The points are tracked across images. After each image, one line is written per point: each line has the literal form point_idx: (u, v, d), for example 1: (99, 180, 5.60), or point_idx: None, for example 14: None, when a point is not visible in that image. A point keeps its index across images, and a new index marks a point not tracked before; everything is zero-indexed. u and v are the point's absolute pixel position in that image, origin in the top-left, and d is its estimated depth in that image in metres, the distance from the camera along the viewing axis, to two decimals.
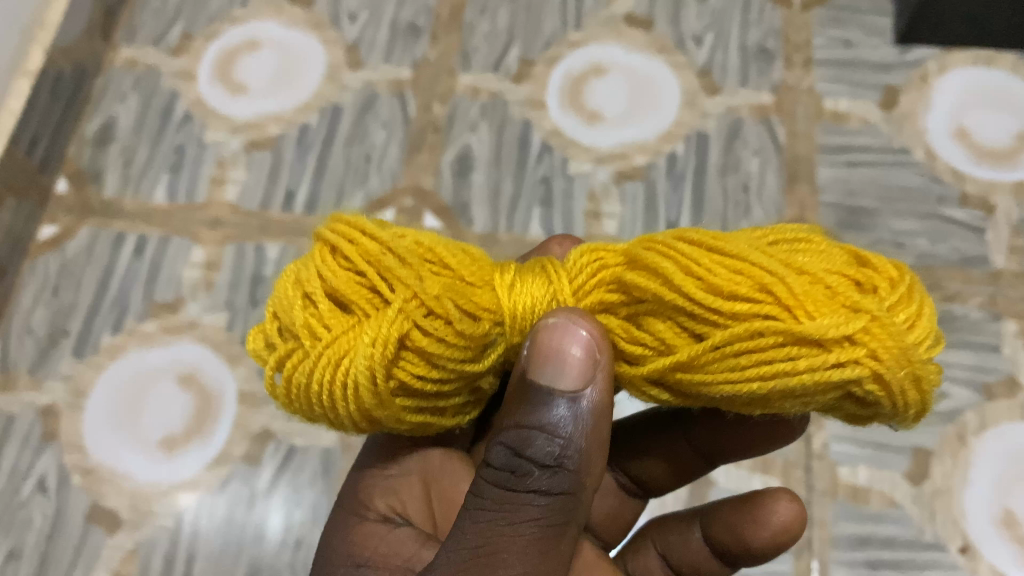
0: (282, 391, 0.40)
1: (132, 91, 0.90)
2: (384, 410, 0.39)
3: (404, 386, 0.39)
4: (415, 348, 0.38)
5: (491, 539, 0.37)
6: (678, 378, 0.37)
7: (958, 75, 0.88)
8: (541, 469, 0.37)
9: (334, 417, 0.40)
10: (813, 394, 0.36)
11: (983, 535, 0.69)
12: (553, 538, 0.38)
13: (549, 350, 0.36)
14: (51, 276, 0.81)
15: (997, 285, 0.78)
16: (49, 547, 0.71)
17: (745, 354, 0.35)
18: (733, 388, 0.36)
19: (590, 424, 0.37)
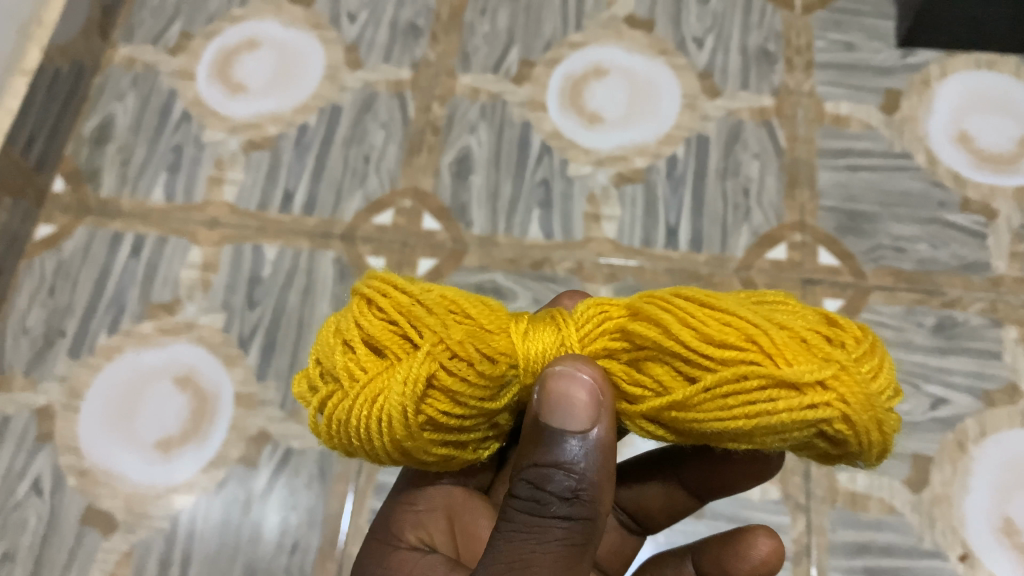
0: (323, 429, 0.40)
1: (130, 90, 0.90)
2: (416, 445, 0.39)
3: (435, 422, 0.38)
4: (442, 386, 0.38)
5: (523, 556, 0.37)
6: (673, 417, 0.37)
7: (959, 79, 0.88)
8: (560, 500, 0.37)
9: (369, 452, 0.39)
10: (793, 434, 0.36)
11: (982, 543, 0.68)
12: (576, 558, 0.37)
13: (556, 395, 0.36)
14: (47, 276, 0.81)
15: (998, 291, 0.78)
16: (43, 549, 0.70)
17: (732, 395, 0.35)
18: (721, 427, 0.36)
19: (603, 455, 0.37)
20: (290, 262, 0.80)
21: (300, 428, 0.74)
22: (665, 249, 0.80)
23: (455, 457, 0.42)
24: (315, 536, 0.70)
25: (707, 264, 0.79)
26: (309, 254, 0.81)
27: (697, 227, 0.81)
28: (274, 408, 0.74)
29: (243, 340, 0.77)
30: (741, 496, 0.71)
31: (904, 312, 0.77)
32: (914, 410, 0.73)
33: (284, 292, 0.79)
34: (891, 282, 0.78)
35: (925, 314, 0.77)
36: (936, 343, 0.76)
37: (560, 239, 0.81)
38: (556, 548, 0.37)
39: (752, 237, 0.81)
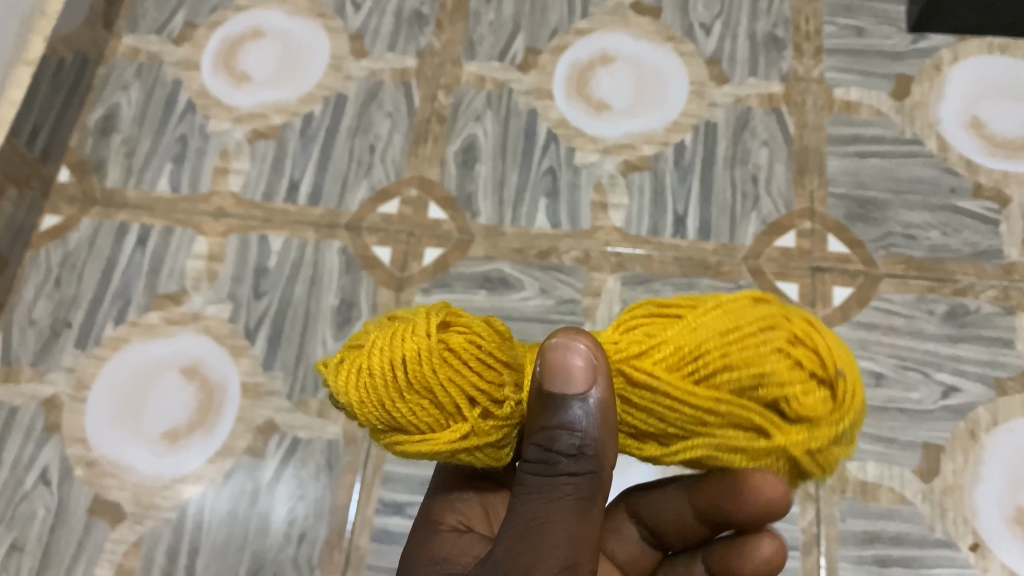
0: (339, 378, 0.40)
1: (135, 80, 0.90)
2: (431, 374, 0.38)
3: (450, 357, 0.39)
4: (459, 330, 0.40)
5: (537, 515, 0.39)
6: (666, 349, 0.38)
7: (972, 64, 0.87)
8: (567, 458, 0.38)
9: (381, 386, 0.38)
10: (773, 341, 0.38)
11: (995, 533, 0.68)
12: (588, 509, 0.39)
13: (556, 363, 0.37)
14: (53, 268, 0.80)
15: (1011, 279, 0.77)
16: (51, 540, 0.71)
17: (709, 316, 0.39)
18: (708, 342, 0.38)
19: (603, 417, 0.38)
20: (296, 253, 0.80)
21: (306, 419, 0.73)
22: (673, 238, 0.80)
23: (461, 426, 0.39)
24: (323, 527, 0.70)
25: (716, 253, 0.79)
26: (315, 245, 0.80)
27: (705, 216, 0.80)
28: (282, 399, 0.74)
29: (249, 331, 0.77)
30: None
31: (915, 301, 0.76)
32: (925, 399, 0.73)
33: (290, 283, 0.79)
34: (902, 270, 0.78)
35: (936, 302, 0.76)
36: (947, 331, 0.75)
37: (567, 229, 0.80)
38: (567, 503, 0.39)
39: (761, 225, 0.80)
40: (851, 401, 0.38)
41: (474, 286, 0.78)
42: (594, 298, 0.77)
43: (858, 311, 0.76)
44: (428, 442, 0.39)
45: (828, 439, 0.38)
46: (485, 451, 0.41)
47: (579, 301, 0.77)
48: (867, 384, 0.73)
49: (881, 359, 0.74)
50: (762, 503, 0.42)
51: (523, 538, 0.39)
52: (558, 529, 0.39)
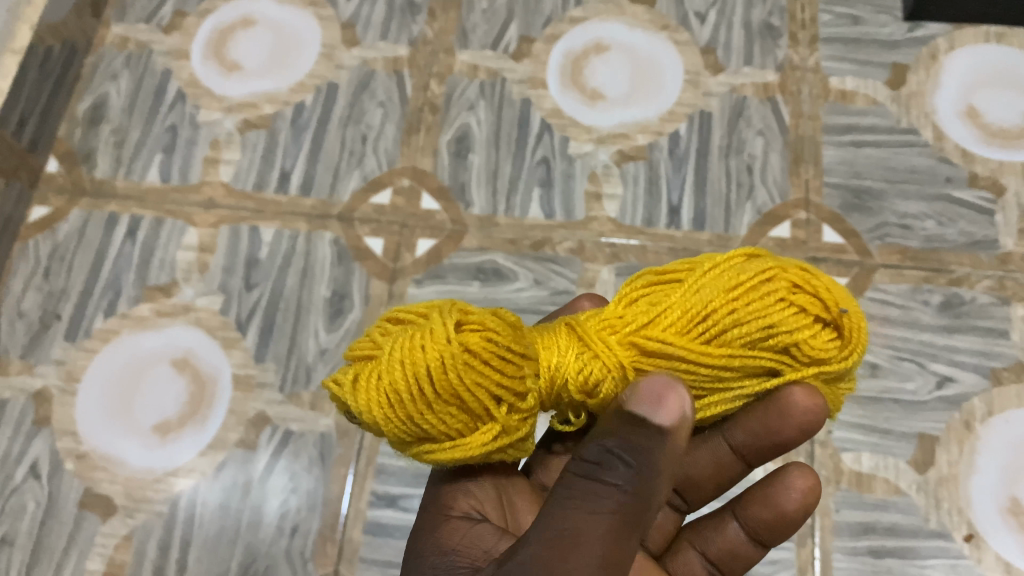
0: (358, 396, 0.39)
1: (124, 69, 0.89)
2: (457, 381, 0.38)
3: (471, 358, 0.39)
4: (473, 328, 0.40)
5: (575, 525, 0.36)
6: (676, 318, 0.40)
7: (968, 52, 0.86)
8: (622, 476, 0.37)
9: (408, 401, 0.38)
10: (774, 292, 0.40)
11: (989, 524, 0.68)
12: (624, 539, 0.37)
13: (648, 391, 0.38)
14: (42, 259, 0.80)
15: (1007, 269, 0.77)
16: (42, 534, 0.70)
17: (709, 279, 0.41)
18: (714, 303, 0.40)
19: (671, 454, 0.38)
20: (287, 244, 0.79)
21: (298, 411, 0.73)
22: (668, 229, 0.79)
23: (494, 426, 0.40)
24: (316, 520, 0.70)
25: (711, 243, 0.78)
26: (307, 236, 0.79)
27: (700, 207, 0.80)
28: (274, 391, 0.74)
29: (241, 323, 0.76)
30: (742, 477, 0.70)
31: (910, 291, 0.76)
32: (920, 390, 0.72)
33: (281, 275, 0.78)
34: (897, 260, 0.77)
35: (932, 292, 0.76)
36: (942, 321, 0.75)
37: (561, 219, 0.80)
38: (610, 513, 0.37)
39: (756, 215, 0.79)
40: (856, 334, 0.41)
41: (467, 276, 0.78)
42: (588, 289, 0.77)
43: None
44: (466, 447, 0.40)
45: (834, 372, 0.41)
46: (512, 448, 0.42)
47: (573, 292, 0.77)
48: (863, 375, 0.73)
49: (876, 350, 0.74)
50: (803, 416, 0.42)
51: (553, 541, 0.36)
52: (599, 535, 0.36)
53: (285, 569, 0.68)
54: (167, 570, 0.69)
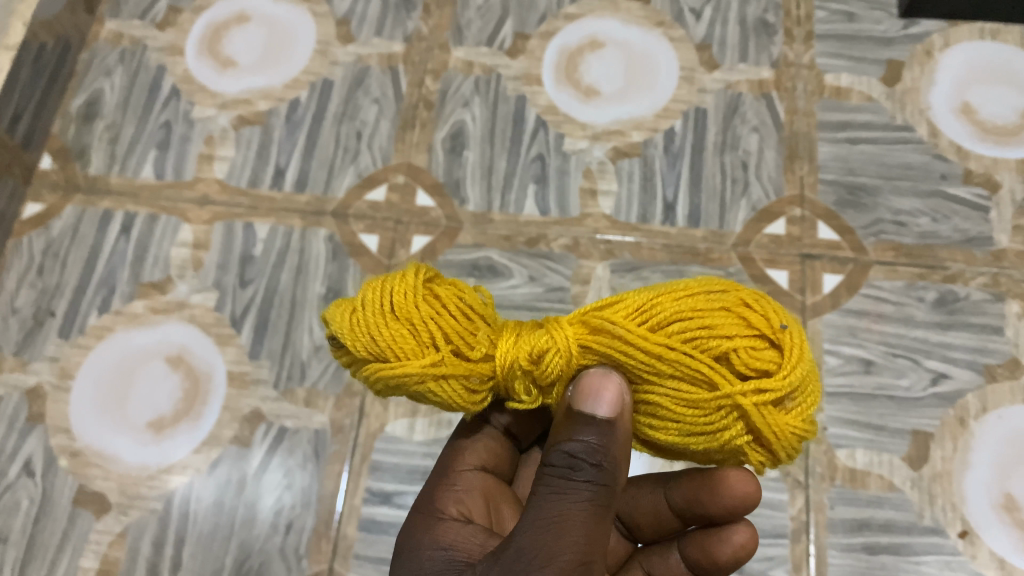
0: (333, 310, 0.41)
1: (118, 66, 0.88)
2: (416, 307, 0.40)
3: (438, 298, 0.40)
4: (445, 282, 0.42)
5: (553, 519, 0.39)
6: (624, 304, 0.40)
7: (962, 49, 0.86)
8: (585, 469, 0.39)
9: (368, 313, 0.40)
10: (721, 301, 0.40)
11: (984, 521, 0.68)
12: (599, 518, 0.39)
13: (589, 387, 0.39)
14: (36, 257, 0.79)
15: (1001, 265, 0.77)
16: (36, 531, 0.70)
17: (665, 286, 0.41)
18: (660, 297, 0.40)
19: (621, 438, 0.40)
20: (282, 240, 0.79)
21: (293, 408, 0.73)
22: (663, 225, 0.79)
23: (434, 355, 0.39)
24: (310, 517, 0.69)
25: (706, 240, 0.78)
26: (301, 232, 0.79)
27: (695, 203, 0.80)
28: (268, 388, 0.73)
29: (235, 319, 0.76)
30: None
31: (904, 288, 0.76)
32: (914, 386, 0.73)
33: (276, 271, 0.78)
34: (892, 257, 0.77)
35: (926, 288, 0.76)
36: (937, 318, 0.75)
37: (555, 216, 0.80)
38: (582, 502, 0.39)
39: (751, 212, 0.79)
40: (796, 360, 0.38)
41: (462, 273, 0.77)
42: (583, 286, 0.77)
43: (847, 298, 0.76)
44: (403, 366, 0.39)
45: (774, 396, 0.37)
46: (455, 390, 0.40)
47: (568, 289, 0.77)
48: (857, 371, 0.73)
49: (870, 346, 0.74)
50: (733, 501, 0.46)
51: (537, 540, 0.39)
52: (577, 526, 0.39)
53: (279, 566, 0.68)
54: (162, 567, 0.69)
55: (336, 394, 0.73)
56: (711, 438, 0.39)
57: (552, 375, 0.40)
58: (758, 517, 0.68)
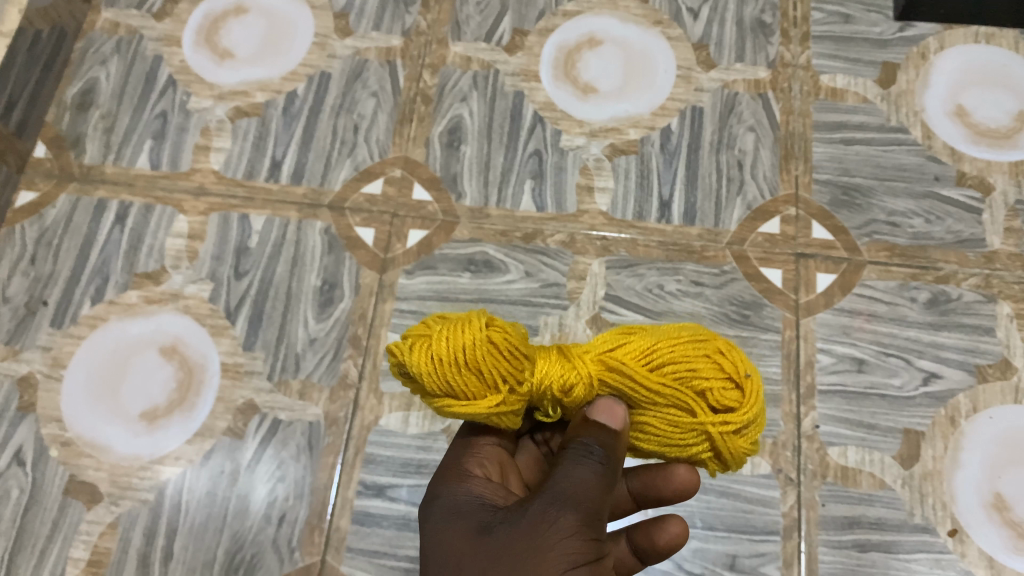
0: (409, 352, 0.43)
1: (114, 54, 0.88)
2: (482, 355, 0.42)
3: (496, 344, 0.42)
4: (498, 325, 0.43)
5: (573, 486, 0.42)
6: (629, 347, 0.43)
7: (958, 52, 0.87)
8: (597, 457, 0.42)
9: (443, 361, 0.42)
10: (700, 345, 0.44)
11: (973, 520, 0.68)
12: (608, 492, 0.42)
13: (601, 409, 0.43)
14: (29, 245, 0.79)
15: (993, 266, 0.77)
16: (25, 520, 0.70)
17: (658, 331, 0.45)
18: (660, 344, 0.43)
19: (623, 447, 0.43)
20: (278, 232, 0.79)
21: (287, 400, 0.73)
22: (658, 223, 0.79)
23: (496, 396, 0.42)
24: (303, 508, 0.69)
25: (701, 238, 0.79)
26: (297, 225, 0.79)
27: (691, 201, 0.80)
28: (262, 379, 0.73)
29: (230, 311, 0.76)
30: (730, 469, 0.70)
31: (897, 287, 0.77)
32: (906, 385, 0.73)
33: (271, 263, 0.78)
34: (885, 257, 0.78)
35: (919, 289, 0.77)
36: (929, 318, 0.76)
37: (552, 212, 0.80)
38: (600, 475, 0.42)
39: (745, 211, 0.80)
40: (754, 400, 0.43)
41: (458, 267, 0.77)
42: (579, 282, 0.77)
43: (840, 297, 0.76)
44: (473, 407, 0.42)
45: (735, 429, 0.42)
46: (509, 418, 0.44)
47: (564, 285, 0.77)
48: (850, 370, 0.74)
49: (862, 345, 0.74)
50: (682, 484, 0.48)
51: (559, 499, 0.41)
52: (590, 492, 0.42)
53: (271, 557, 0.68)
54: (153, 558, 0.69)
55: (330, 386, 0.73)
56: (681, 452, 0.44)
57: (578, 401, 0.44)
58: (750, 513, 0.69)
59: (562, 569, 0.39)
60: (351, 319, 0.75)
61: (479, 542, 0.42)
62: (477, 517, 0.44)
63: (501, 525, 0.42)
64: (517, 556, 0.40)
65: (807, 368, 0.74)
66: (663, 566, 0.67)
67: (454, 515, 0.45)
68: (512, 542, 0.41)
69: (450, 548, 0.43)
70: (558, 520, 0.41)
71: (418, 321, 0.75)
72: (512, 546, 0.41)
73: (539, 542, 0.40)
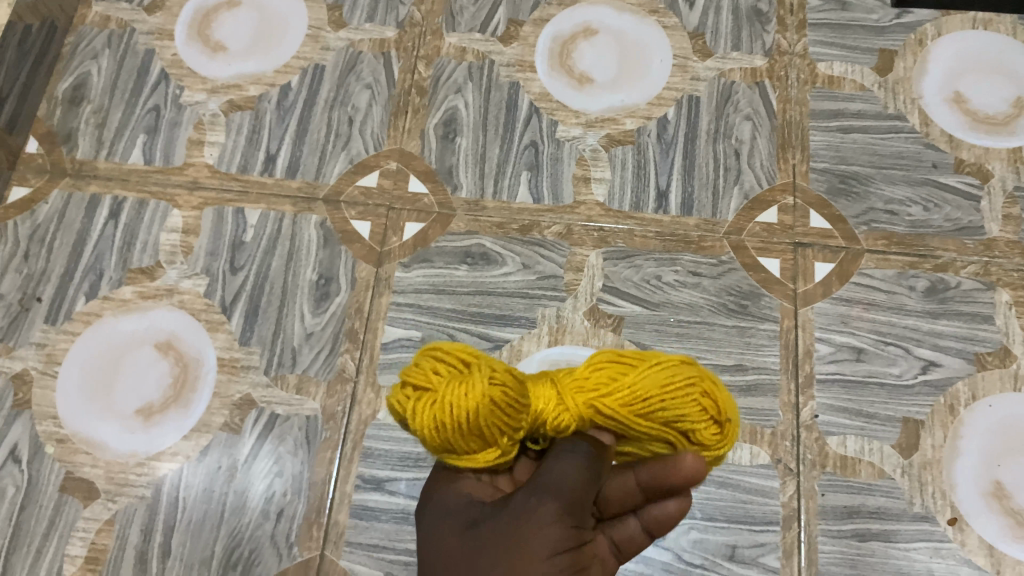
0: (414, 414, 0.44)
1: (105, 49, 0.87)
2: (484, 420, 0.43)
3: (498, 407, 0.43)
4: (498, 384, 0.43)
5: (555, 477, 0.43)
6: (622, 396, 0.45)
7: (956, 38, 0.86)
8: (581, 450, 0.44)
9: (447, 427, 0.43)
10: (688, 390, 0.45)
11: (973, 508, 0.68)
12: (591, 482, 0.44)
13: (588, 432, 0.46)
14: (22, 241, 0.79)
15: (992, 254, 0.77)
16: (21, 518, 0.69)
17: (650, 369, 0.46)
18: (651, 393, 0.45)
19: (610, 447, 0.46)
20: (273, 227, 0.79)
21: (284, 394, 0.72)
22: (655, 213, 0.79)
23: (496, 450, 0.45)
24: (301, 503, 0.69)
25: (698, 228, 0.78)
26: (292, 218, 0.79)
27: (688, 191, 0.80)
28: (258, 374, 0.73)
29: (226, 306, 0.76)
30: (729, 459, 0.70)
31: (896, 276, 0.76)
32: (905, 373, 0.73)
33: (266, 258, 0.78)
34: (883, 246, 0.78)
35: (917, 277, 0.76)
36: (928, 306, 0.75)
37: (548, 203, 0.80)
38: (585, 466, 0.44)
39: (743, 200, 0.79)
40: (728, 432, 0.47)
41: (454, 260, 0.77)
42: (576, 274, 0.77)
43: (839, 286, 0.76)
44: (476, 459, 0.45)
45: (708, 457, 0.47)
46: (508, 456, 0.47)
47: (561, 277, 0.76)
48: (849, 359, 0.73)
49: (861, 334, 0.74)
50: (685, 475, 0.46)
51: (540, 488, 0.43)
52: (572, 480, 0.43)
53: (269, 552, 0.68)
54: (150, 555, 0.68)
55: (327, 381, 0.73)
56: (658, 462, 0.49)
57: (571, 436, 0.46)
58: (749, 503, 0.69)
59: (544, 555, 0.41)
60: (348, 313, 0.75)
61: (467, 533, 0.44)
62: (466, 514, 0.46)
63: (488, 517, 0.44)
64: (502, 543, 0.42)
65: (805, 358, 0.73)
66: (663, 557, 0.67)
67: (446, 511, 0.47)
68: (497, 530, 0.42)
69: (443, 545, 0.45)
70: (540, 506, 0.42)
71: (415, 314, 0.75)
72: (496, 534, 0.42)
73: (523, 529, 0.42)
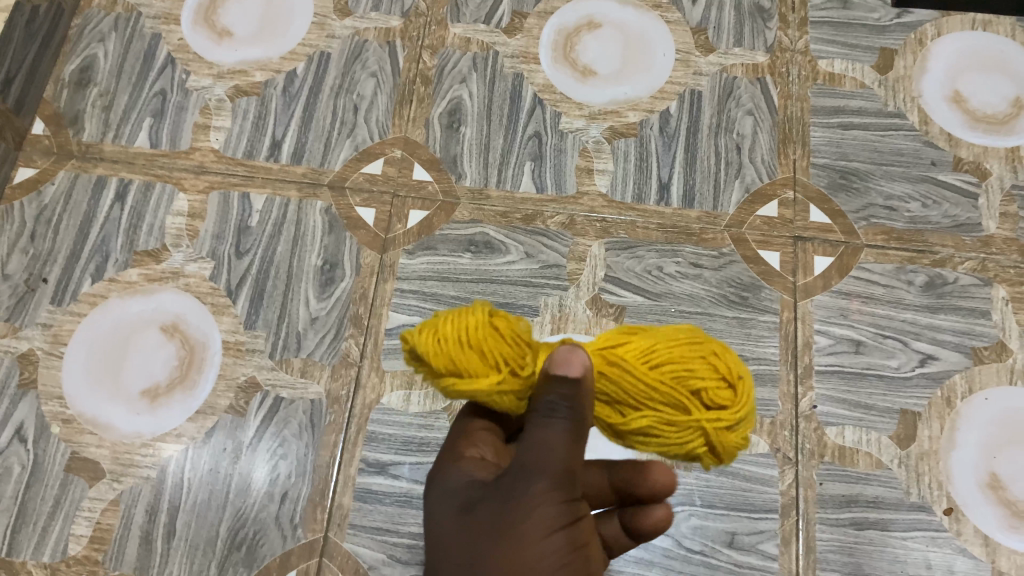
0: (420, 337, 0.43)
1: (111, 32, 0.87)
2: (485, 338, 0.42)
3: (499, 330, 0.42)
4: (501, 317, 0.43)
5: (537, 450, 0.41)
6: (628, 346, 0.43)
7: (955, 38, 0.87)
8: (559, 414, 0.41)
9: (448, 341, 0.42)
10: (697, 348, 0.43)
11: (969, 499, 0.69)
12: (575, 445, 0.42)
13: (559, 357, 0.42)
14: (28, 222, 0.79)
15: (989, 251, 0.78)
16: (26, 496, 0.70)
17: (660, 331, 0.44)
18: (658, 345, 0.43)
19: (592, 396, 0.42)
20: (278, 212, 0.79)
21: (289, 377, 0.73)
22: (657, 205, 0.80)
23: (497, 377, 0.42)
24: (305, 485, 0.70)
25: (700, 221, 0.79)
26: (298, 204, 0.79)
27: (690, 183, 0.81)
28: (263, 357, 0.73)
29: (231, 290, 0.76)
30: None
31: (894, 270, 0.77)
32: (903, 366, 0.74)
33: (271, 243, 0.78)
34: (883, 240, 0.79)
35: (915, 272, 0.77)
36: (926, 300, 0.76)
37: (552, 193, 0.80)
38: (569, 430, 0.42)
39: (744, 193, 0.80)
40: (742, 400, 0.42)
41: (458, 248, 0.78)
42: (579, 264, 0.77)
43: (838, 280, 0.77)
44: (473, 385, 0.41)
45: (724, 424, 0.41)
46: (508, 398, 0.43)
47: (564, 266, 0.77)
48: (848, 351, 0.74)
49: (860, 326, 0.75)
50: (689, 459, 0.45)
51: (525, 466, 0.41)
52: (555, 452, 0.41)
53: (273, 534, 0.68)
54: (155, 535, 0.68)
55: (331, 365, 0.73)
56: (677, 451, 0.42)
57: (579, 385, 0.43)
58: (748, 491, 0.70)
59: (541, 535, 0.40)
60: (353, 298, 0.76)
61: (463, 519, 0.43)
62: (463, 495, 0.45)
63: (482, 500, 0.43)
64: (496, 532, 0.41)
65: (804, 349, 0.74)
66: (663, 543, 0.68)
67: (444, 493, 0.46)
68: (489, 518, 0.42)
69: (441, 528, 0.45)
70: (528, 490, 0.41)
71: (420, 301, 0.76)
72: (490, 522, 0.42)
73: (514, 514, 0.41)
